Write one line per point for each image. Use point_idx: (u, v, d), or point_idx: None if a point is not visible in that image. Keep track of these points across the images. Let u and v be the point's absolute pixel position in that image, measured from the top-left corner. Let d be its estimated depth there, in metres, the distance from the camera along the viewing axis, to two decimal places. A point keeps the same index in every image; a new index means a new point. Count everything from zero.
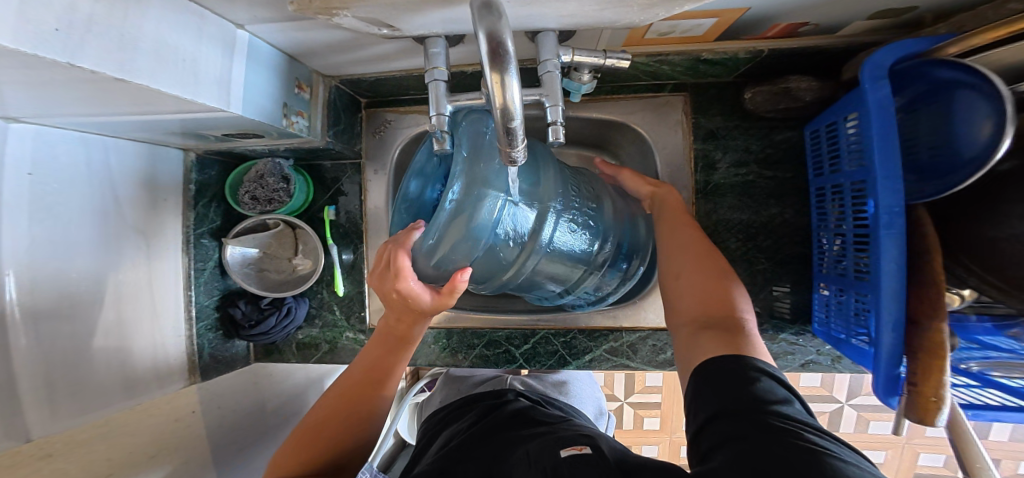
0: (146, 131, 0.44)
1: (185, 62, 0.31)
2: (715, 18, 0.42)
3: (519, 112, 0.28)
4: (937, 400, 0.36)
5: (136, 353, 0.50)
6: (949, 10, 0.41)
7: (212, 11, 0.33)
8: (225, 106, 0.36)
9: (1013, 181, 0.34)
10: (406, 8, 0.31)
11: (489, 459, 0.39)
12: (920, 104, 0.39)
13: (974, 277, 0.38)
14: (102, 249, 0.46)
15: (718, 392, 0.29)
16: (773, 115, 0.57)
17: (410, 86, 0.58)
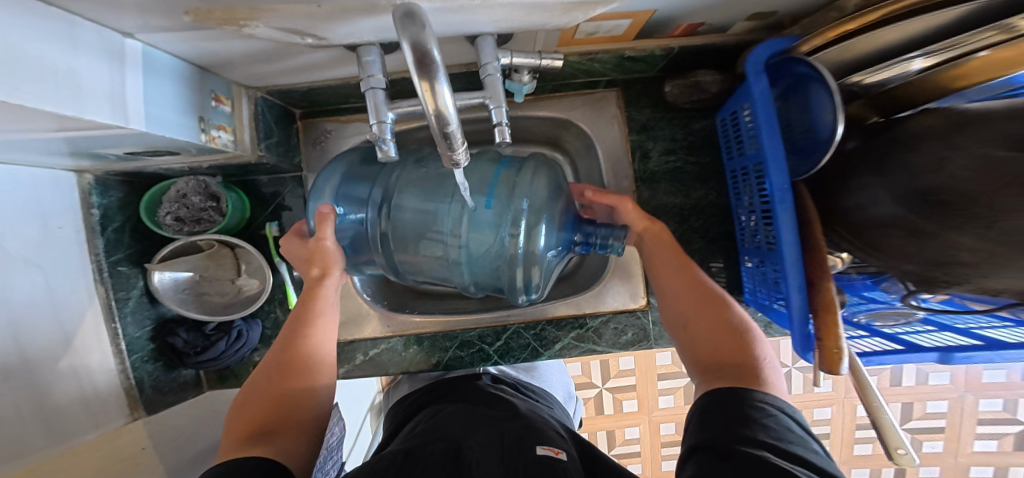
0: (30, 153, 0.40)
1: (64, 77, 0.28)
2: (630, 19, 0.45)
3: (454, 117, 0.27)
4: (838, 350, 0.41)
5: (54, 392, 0.46)
6: (799, 15, 0.46)
7: (86, 17, 0.30)
8: (122, 123, 0.34)
9: (869, 155, 0.40)
10: (323, 18, 0.31)
11: (454, 440, 0.39)
12: (790, 93, 0.45)
13: (845, 242, 0.44)
14: (1, 288, 0.41)
15: (715, 426, 0.32)
16: (691, 106, 0.62)
17: (347, 94, 0.58)
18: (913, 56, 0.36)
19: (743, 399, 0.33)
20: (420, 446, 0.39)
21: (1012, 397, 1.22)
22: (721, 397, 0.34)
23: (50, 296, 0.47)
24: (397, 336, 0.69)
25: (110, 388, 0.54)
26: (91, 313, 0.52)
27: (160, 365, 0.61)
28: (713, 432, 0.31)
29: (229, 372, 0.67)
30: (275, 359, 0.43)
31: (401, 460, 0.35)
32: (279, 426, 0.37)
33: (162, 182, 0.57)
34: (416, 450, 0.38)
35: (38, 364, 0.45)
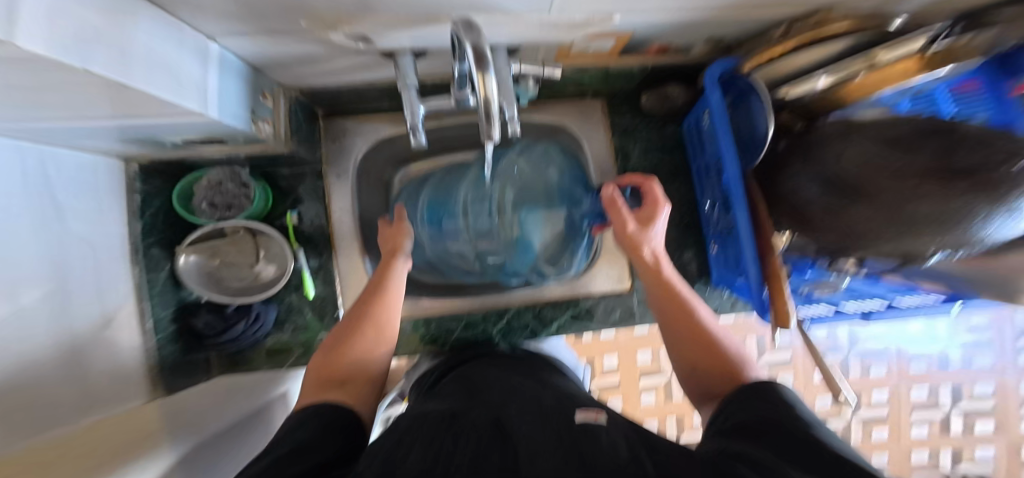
0: (100, 139, 0.46)
1: (171, 69, 0.34)
2: (614, 39, 0.56)
3: (495, 102, 0.36)
4: (788, 310, 0.52)
5: (91, 366, 0.48)
6: (743, 40, 0.59)
7: (189, 25, 0.37)
8: (203, 110, 0.40)
9: (807, 148, 0.52)
10: (383, 27, 0.39)
11: (497, 402, 0.45)
12: (738, 103, 0.57)
13: (784, 221, 0.56)
14: (59, 261, 0.44)
15: (746, 410, 0.36)
16: (663, 114, 0.73)
17: (370, 96, 0.65)
18: (818, 73, 0.49)
19: (762, 399, 0.36)
20: (466, 408, 0.43)
21: (937, 384, 1.39)
22: (741, 401, 0.38)
23: (92, 274, 0.50)
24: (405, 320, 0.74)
25: (134, 364, 0.56)
26: (122, 292, 0.55)
27: (178, 347, 0.63)
28: (748, 414, 0.35)
29: (240, 358, 0.69)
30: (351, 316, 0.50)
31: (449, 419, 0.40)
32: (348, 376, 0.44)
33: (198, 170, 0.62)
34: (461, 413, 0.41)
35: (78, 338, 0.47)
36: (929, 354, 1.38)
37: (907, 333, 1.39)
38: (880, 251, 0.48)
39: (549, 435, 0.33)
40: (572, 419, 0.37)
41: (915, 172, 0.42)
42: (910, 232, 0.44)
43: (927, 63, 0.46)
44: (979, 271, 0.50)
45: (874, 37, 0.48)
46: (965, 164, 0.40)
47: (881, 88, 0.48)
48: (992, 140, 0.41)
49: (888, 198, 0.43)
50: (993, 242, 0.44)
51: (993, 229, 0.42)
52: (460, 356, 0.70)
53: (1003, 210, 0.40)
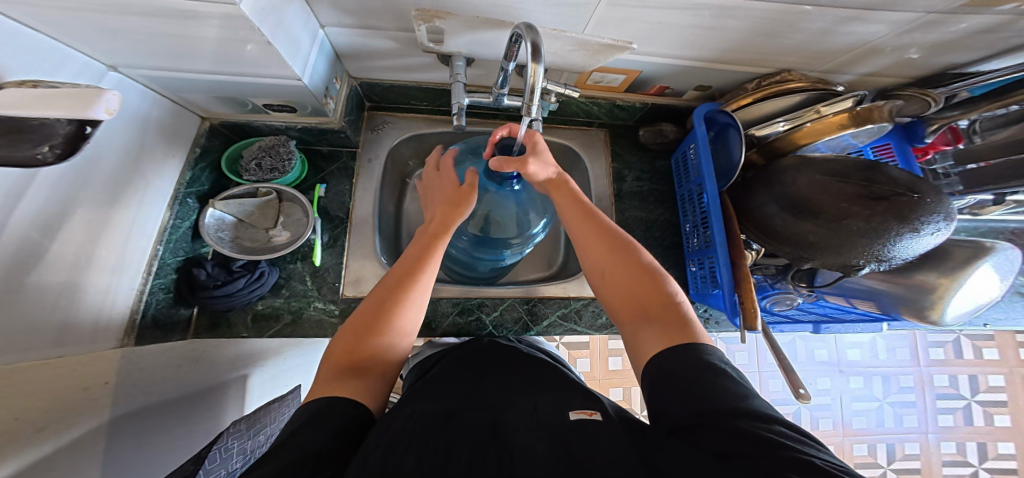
0: (196, 94, 0.51)
1: (290, 34, 0.42)
2: (624, 75, 0.69)
3: (538, 90, 0.45)
4: (753, 309, 0.61)
5: (87, 302, 0.46)
6: (723, 91, 0.75)
7: (313, 12, 0.47)
8: (302, 76, 0.46)
9: (762, 175, 0.64)
10: (462, 26, 0.48)
11: (489, 408, 0.46)
12: (718, 138, 0.71)
13: (753, 236, 0.67)
14: (110, 190, 0.46)
15: (681, 389, 0.36)
16: (656, 148, 0.86)
17: (415, 97, 0.73)
18: (778, 120, 0.63)
19: (684, 359, 0.38)
20: (457, 411, 0.44)
21: (874, 441, 1.51)
22: (670, 363, 0.38)
23: (135, 208, 0.51)
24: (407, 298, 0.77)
25: (123, 310, 0.51)
26: (147, 235, 0.53)
27: (171, 298, 0.58)
28: (686, 399, 0.35)
29: (222, 319, 0.64)
30: (388, 283, 0.50)
31: (445, 422, 0.42)
32: (369, 365, 0.43)
33: (252, 137, 0.66)
34: (456, 414, 0.43)
35: (96, 266, 0.46)
36: (867, 412, 1.51)
37: (849, 390, 1.52)
38: (825, 262, 0.58)
39: (544, 443, 0.37)
40: (565, 418, 0.41)
41: (850, 197, 0.53)
42: (845, 244, 0.54)
43: (854, 119, 0.61)
44: (897, 288, 0.61)
45: (817, 96, 0.63)
46: (880, 191, 0.53)
47: (824, 135, 0.62)
48: (906, 180, 0.54)
49: (830, 213, 0.54)
50: (901, 259, 0.55)
51: (901, 246, 0.53)
52: (465, 345, 0.71)
53: (906, 230, 0.52)
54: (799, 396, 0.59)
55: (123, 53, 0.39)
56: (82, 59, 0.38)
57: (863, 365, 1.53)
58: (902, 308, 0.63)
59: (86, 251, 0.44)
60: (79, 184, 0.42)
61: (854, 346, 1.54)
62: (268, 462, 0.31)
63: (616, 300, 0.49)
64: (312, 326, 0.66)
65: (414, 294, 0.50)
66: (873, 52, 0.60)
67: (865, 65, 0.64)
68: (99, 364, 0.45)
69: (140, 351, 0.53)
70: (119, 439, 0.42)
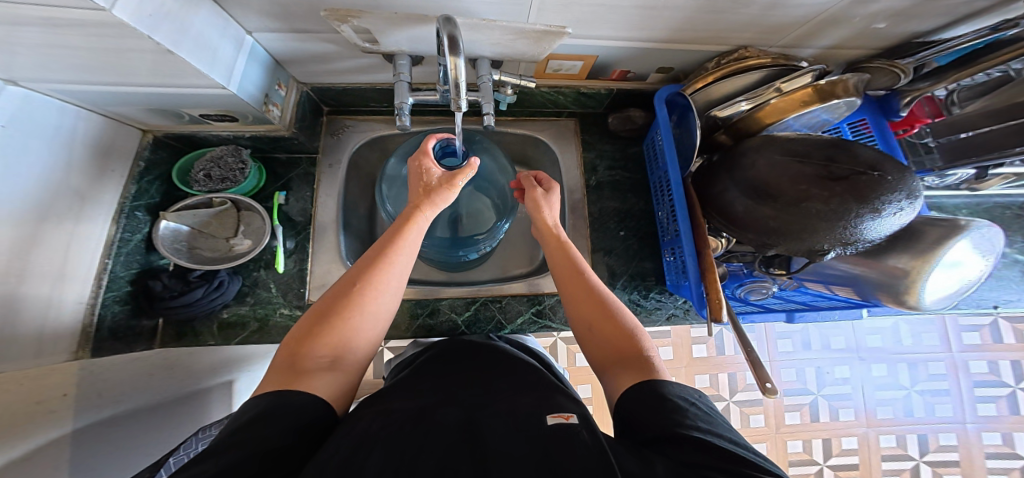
0: (125, 106, 0.53)
1: (206, 45, 0.43)
2: (581, 61, 0.67)
3: (462, 80, 0.44)
4: (719, 301, 0.57)
5: (26, 317, 0.47)
6: (688, 71, 0.72)
7: (233, 19, 0.47)
8: (227, 84, 0.47)
9: (723, 158, 0.61)
10: (393, 22, 0.47)
11: (470, 406, 0.43)
12: (680, 121, 0.68)
13: (717, 222, 0.64)
14: (37, 202, 0.48)
15: (651, 415, 0.37)
16: (627, 135, 0.84)
17: (371, 97, 0.73)
18: (739, 99, 0.60)
19: (654, 395, 0.39)
20: (433, 406, 0.43)
21: (903, 431, 1.44)
22: (638, 396, 0.40)
23: (71, 223, 0.52)
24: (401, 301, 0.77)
25: (71, 325, 0.53)
26: (91, 250, 0.55)
27: (128, 309, 0.59)
28: (659, 424, 0.36)
29: (188, 329, 0.63)
30: (351, 276, 0.48)
31: (414, 421, 0.39)
32: (324, 351, 0.41)
33: (204, 147, 0.67)
34: (428, 413, 0.41)
35: (31, 282, 0.47)
36: (893, 401, 1.44)
37: (872, 379, 1.44)
38: (789, 248, 0.56)
39: (522, 443, 0.35)
40: (542, 423, 0.38)
41: (809, 179, 0.50)
42: (807, 228, 0.51)
43: (818, 94, 0.58)
44: (871, 272, 0.58)
45: (779, 72, 0.61)
46: (840, 171, 0.50)
47: (788, 113, 0.59)
48: (877, 161, 0.50)
49: (788, 197, 0.51)
50: (870, 241, 0.52)
51: (864, 228, 0.50)
52: (450, 342, 0.65)
53: (868, 212, 0.48)
54: (765, 391, 0.56)
55: (32, 64, 0.40)
56: None
57: (887, 352, 1.45)
58: (881, 293, 0.59)
59: (19, 265, 0.46)
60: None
61: (875, 332, 1.45)
62: (224, 452, 0.29)
63: (594, 353, 0.50)
64: (280, 332, 0.66)
65: (376, 285, 0.47)
66: (831, 21, 0.57)
67: (827, 37, 0.62)
68: (49, 378, 0.46)
69: (98, 363, 0.53)
70: (70, 453, 0.44)
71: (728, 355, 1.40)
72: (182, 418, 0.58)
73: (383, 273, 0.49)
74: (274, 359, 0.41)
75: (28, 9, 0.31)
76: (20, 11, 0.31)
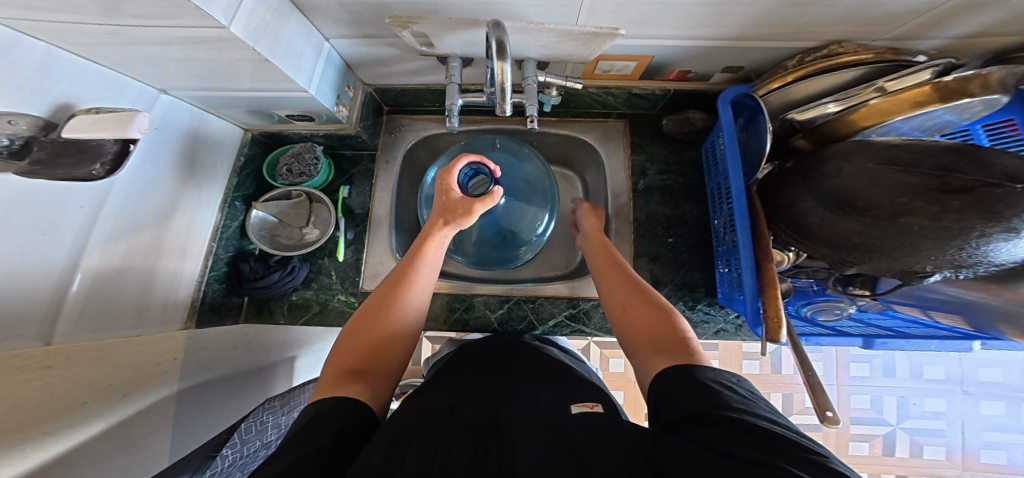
0: (231, 108, 0.60)
1: (296, 51, 0.48)
2: (635, 61, 0.65)
3: (508, 85, 0.45)
4: (778, 319, 0.51)
5: (158, 289, 0.56)
6: (761, 69, 0.67)
7: (315, 28, 0.52)
8: (308, 88, 0.52)
9: (794, 170, 0.55)
10: (449, 27, 0.48)
11: (495, 403, 0.43)
12: (749, 125, 0.63)
13: (785, 236, 0.58)
14: (177, 184, 0.57)
15: (687, 397, 0.34)
16: (683, 137, 0.79)
17: (427, 98, 0.76)
18: (826, 100, 0.55)
19: (692, 376, 0.36)
20: (463, 402, 0.43)
21: None
22: (674, 376, 0.37)
23: (194, 210, 0.61)
24: (449, 295, 0.79)
25: (186, 297, 0.61)
26: (204, 233, 0.64)
27: (223, 288, 0.67)
28: (693, 403, 0.33)
29: (265, 307, 0.72)
30: (388, 284, 0.51)
31: (447, 414, 0.40)
32: (373, 357, 0.43)
33: (286, 145, 0.75)
34: (459, 408, 0.42)
35: (165, 263, 0.57)
36: (1007, 446, 1.25)
37: (978, 416, 1.25)
38: (879, 266, 0.49)
39: (547, 437, 0.34)
40: (568, 412, 0.39)
41: (912, 190, 0.43)
42: (903, 246, 0.45)
43: (939, 93, 0.50)
44: (996, 300, 0.47)
45: (884, 69, 0.55)
46: (959, 181, 0.41)
47: (891, 116, 0.53)
48: None
49: (880, 209, 0.45)
50: (997, 265, 0.44)
51: (993, 251, 0.42)
52: (478, 342, 0.64)
53: (998, 231, 0.40)
54: (827, 420, 0.50)
55: (150, 68, 0.47)
56: (138, 86, 0.50)
57: (1010, 389, 1.24)
58: (1002, 325, 0.50)
59: (154, 248, 0.55)
60: (138, 188, 0.52)
61: (994, 365, 1.24)
62: (278, 456, 0.31)
63: (627, 335, 0.48)
64: (337, 316, 0.72)
65: (405, 291, 0.50)
66: (953, 8, 0.51)
67: (954, 26, 0.55)
68: (168, 343, 0.55)
69: (200, 333, 0.61)
70: (172, 409, 0.49)
71: (785, 375, 1.29)
72: (254, 387, 0.63)
73: (413, 279, 0.51)
74: (332, 350, 0.44)
75: (171, 31, 0.38)
76: (163, 33, 0.38)
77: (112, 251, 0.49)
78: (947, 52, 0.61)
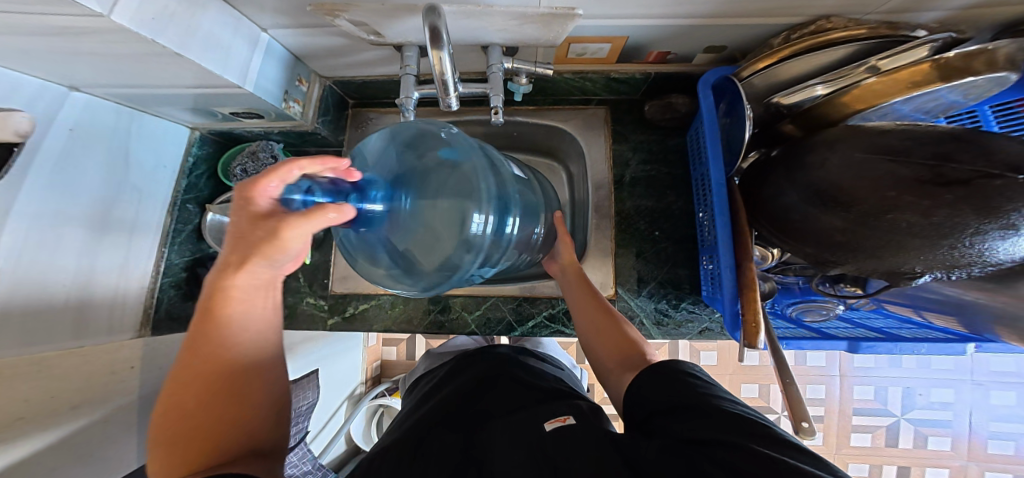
0: (167, 107, 0.57)
1: (219, 46, 0.45)
2: (610, 43, 0.59)
3: (449, 75, 0.43)
4: (756, 324, 0.47)
5: (97, 298, 0.54)
6: (747, 48, 0.61)
7: (246, 17, 0.48)
8: (242, 83, 0.49)
9: (780, 161, 0.50)
10: (386, 13, 0.44)
11: (468, 419, 0.42)
12: (730, 112, 0.58)
13: (768, 232, 0.54)
14: (105, 186, 0.54)
15: (663, 393, 0.37)
16: (667, 124, 0.74)
17: (391, 90, 0.72)
18: (813, 81, 0.50)
19: (662, 374, 0.39)
20: (432, 426, 0.42)
21: None
22: (648, 378, 0.39)
23: (131, 216, 0.59)
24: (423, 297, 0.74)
25: (135, 305, 0.60)
26: (150, 236, 0.62)
27: (182, 294, 0.66)
28: (671, 398, 0.36)
29: None
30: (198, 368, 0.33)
31: (413, 448, 0.38)
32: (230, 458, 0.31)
33: (243, 143, 0.71)
34: (426, 436, 0.40)
35: (99, 273, 0.54)
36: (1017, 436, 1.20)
37: (987, 406, 1.20)
38: (862, 267, 0.45)
39: (519, 453, 0.33)
40: (538, 431, 0.36)
41: (901, 184, 0.38)
42: (889, 246, 0.41)
43: (939, 71, 0.44)
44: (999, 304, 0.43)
45: (879, 44, 0.50)
46: (954, 173, 0.36)
47: (885, 98, 0.47)
48: None
49: (866, 205, 0.40)
50: (994, 264, 0.39)
51: (989, 249, 0.37)
52: (446, 366, 0.63)
53: (993, 229, 0.35)
54: (800, 432, 0.43)
55: (72, 69, 0.43)
56: (37, 82, 0.45)
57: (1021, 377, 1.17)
58: (998, 327, 0.46)
59: (92, 253, 0.53)
60: (50, 193, 0.47)
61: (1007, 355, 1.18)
62: None
63: (603, 358, 0.50)
64: (305, 319, 0.71)
65: (236, 362, 0.34)
66: None
67: None
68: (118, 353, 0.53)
69: (158, 340, 0.61)
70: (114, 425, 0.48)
71: None
72: None
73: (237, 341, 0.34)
74: (155, 410, 0.33)
75: (37, 19, 0.32)
76: (35, 24, 0.33)
77: (35, 264, 0.45)
78: (956, 23, 0.55)
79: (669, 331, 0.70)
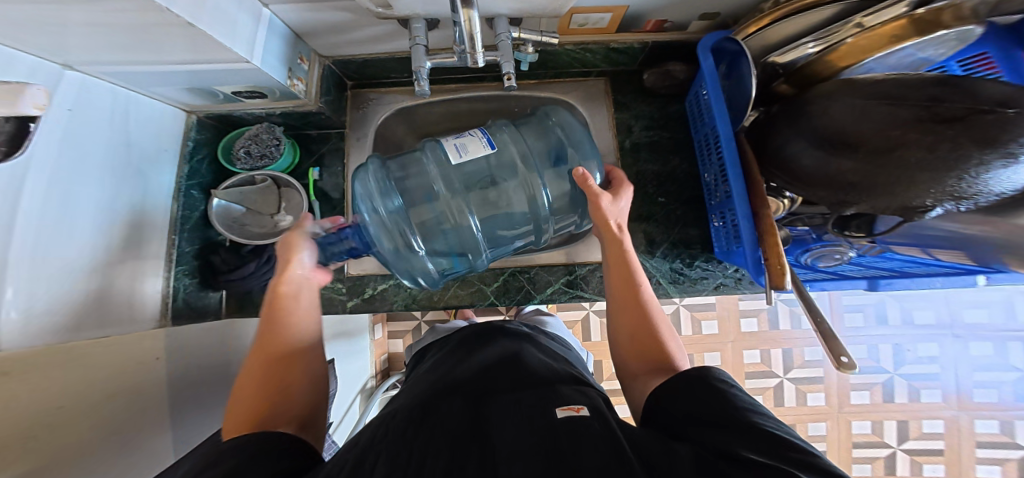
0: (171, 87, 0.56)
1: (227, 17, 0.44)
2: (610, 13, 0.61)
3: (478, 34, 0.44)
4: (781, 266, 0.48)
5: (115, 291, 0.52)
6: (740, 12, 0.63)
7: None
8: (249, 57, 0.49)
9: (782, 112, 0.52)
10: None
11: (477, 399, 0.41)
12: (732, 71, 0.60)
13: (783, 182, 0.55)
14: (109, 174, 0.52)
15: (691, 398, 0.34)
16: (666, 91, 0.76)
17: (392, 68, 0.72)
18: (806, 40, 0.53)
19: (694, 379, 0.36)
20: (439, 401, 0.41)
21: (1009, 418, 1.28)
22: (679, 383, 0.37)
23: (135, 204, 0.57)
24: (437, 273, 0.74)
25: (152, 297, 0.58)
26: (159, 224, 0.61)
27: (197, 282, 0.66)
28: (697, 406, 0.34)
29: (249, 301, 0.71)
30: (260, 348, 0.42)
31: (421, 417, 0.37)
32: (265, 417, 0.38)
33: (242, 126, 0.71)
34: (435, 407, 0.39)
35: (114, 264, 0.53)
36: (998, 384, 1.26)
37: (969, 358, 1.27)
38: (876, 206, 0.46)
39: (529, 438, 0.31)
40: (552, 413, 0.35)
41: (903, 123, 0.41)
42: (900, 182, 0.42)
43: (914, 26, 0.49)
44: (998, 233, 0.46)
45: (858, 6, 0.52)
46: (949, 111, 0.40)
47: (870, 53, 0.51)
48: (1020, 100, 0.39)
49: (873, 145, 0.42)
50: (997, 194, 0.41)
51: (992, 179, 0.40)
52: (457, 336, 0.62)
53: (995, 159, 0.38)
54: (840, 366, 0.43)
55: (81, 48, 0.42)
56: (31, 60, 0.42)
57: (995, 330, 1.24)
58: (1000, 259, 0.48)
59: (102, 243, 0.51)
60: (55, 177, 0.44)
61: (978, 307, 1.25)
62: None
63: (621, 347, 0.48)
64: (325, 303, 0.71)
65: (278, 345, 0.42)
66: None
67: None
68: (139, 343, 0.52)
69: (180, 330, 0.60)
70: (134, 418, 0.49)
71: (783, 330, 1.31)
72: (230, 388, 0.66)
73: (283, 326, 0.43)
74: (241, 369, 0.41)
75: None
76: None
77: (49, 248, 0.43)
78: None
79: (685, 289, 0.71)
